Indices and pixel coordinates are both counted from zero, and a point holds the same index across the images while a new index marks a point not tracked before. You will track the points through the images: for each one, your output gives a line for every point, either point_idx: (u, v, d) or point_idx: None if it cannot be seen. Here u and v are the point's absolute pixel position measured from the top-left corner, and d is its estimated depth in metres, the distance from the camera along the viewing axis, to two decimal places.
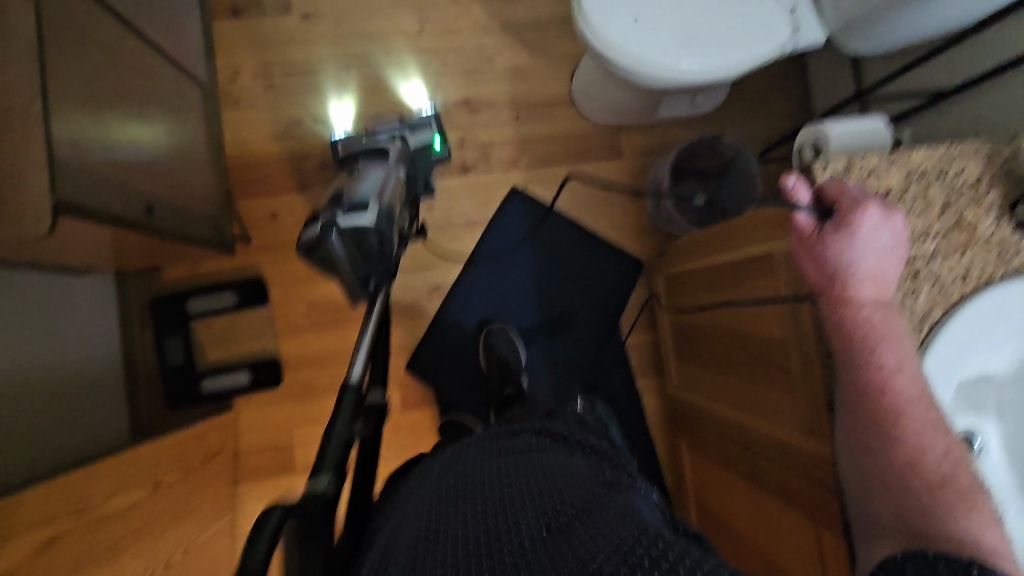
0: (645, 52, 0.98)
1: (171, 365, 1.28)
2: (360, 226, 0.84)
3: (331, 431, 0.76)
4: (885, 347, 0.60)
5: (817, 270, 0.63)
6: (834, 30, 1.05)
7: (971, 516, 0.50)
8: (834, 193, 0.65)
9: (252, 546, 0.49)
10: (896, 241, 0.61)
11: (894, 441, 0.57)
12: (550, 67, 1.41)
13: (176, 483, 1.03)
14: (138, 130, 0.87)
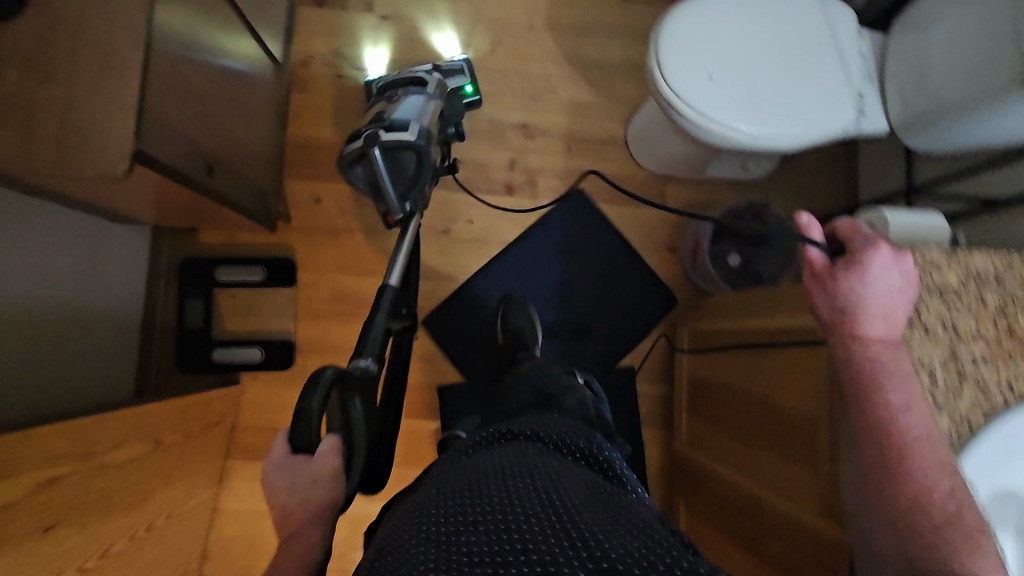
0: (713, 109, 1.00)
1: (188, 328, 1.28)
2: (399, 141, 0.95)
3: (375, 317, 0.94)
4: (893, 387, 0.61)
5: (827, 305, 0.66)
6: (897, 124, 1.08)
7: (974, 557, 0.52)
8: (847, 232, 0.69)
9: (309, 397, 0.72)
10: (907, 281, 0.63)
11: (904, 484, 0.58)
12: (610, 107, 1.44)
13: (175, 446, 1.02)
14: (217, 96, 0.89)
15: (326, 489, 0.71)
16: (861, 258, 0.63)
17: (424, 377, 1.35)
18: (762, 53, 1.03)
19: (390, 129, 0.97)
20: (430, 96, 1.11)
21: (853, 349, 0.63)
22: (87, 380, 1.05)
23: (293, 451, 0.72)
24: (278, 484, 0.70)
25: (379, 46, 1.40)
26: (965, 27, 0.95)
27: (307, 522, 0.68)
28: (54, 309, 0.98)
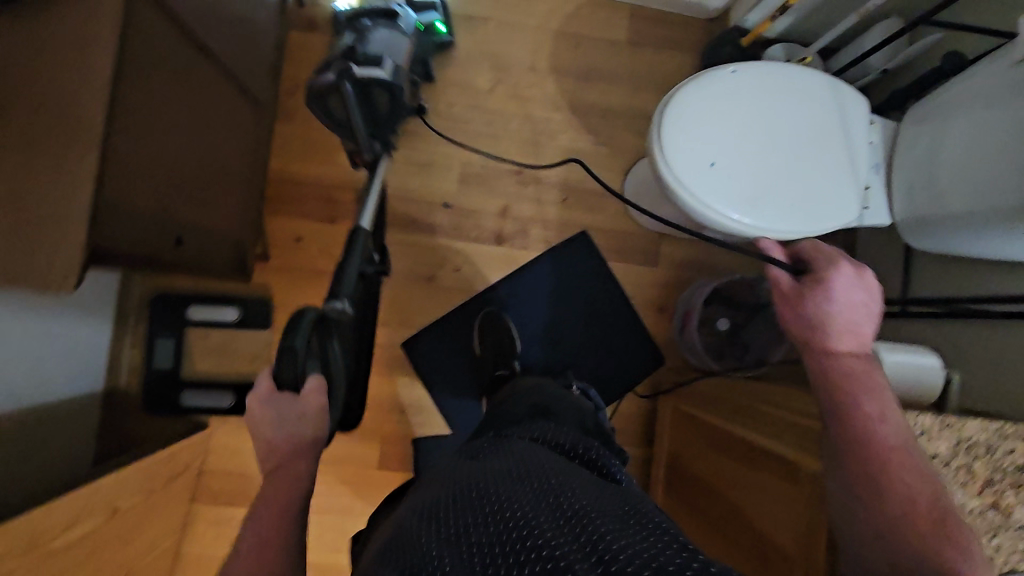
0: (715, 198, 0.96)
1: (156, 368, 1.24)
2: (375, 77, 0.95)
3: (347, 264, 0.95)
4: (867, 394, 0.65)
5: (799, 322, 0.72)
6: (901, 221, 1.05)
7: (955, 553, 0.52)
8: (810, 253, 0.75)
9: (294, 335, 0.74)
10: (868, 297, 0.70)
11: (888, 482, 0.59)
12: (610, 157, 1.39)
13: (133, 508, 0.99)
14: (187, 163, 0.84)
15: (309, 426, 0.71)
16: (825, 279, 0.70)
17: (399, 429, 1.31)
18: (770, 139, 0.99)
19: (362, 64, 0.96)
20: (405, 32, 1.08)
21: (829, 363, 0.68)
22: (51, 442, 1.01)
23: (278, 387, 0.71)
24: (262, 422, 0.70)
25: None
26: (971, 134, 0.91)
27: (293, 455, 0.69)
28: (14, 368, 0.93)
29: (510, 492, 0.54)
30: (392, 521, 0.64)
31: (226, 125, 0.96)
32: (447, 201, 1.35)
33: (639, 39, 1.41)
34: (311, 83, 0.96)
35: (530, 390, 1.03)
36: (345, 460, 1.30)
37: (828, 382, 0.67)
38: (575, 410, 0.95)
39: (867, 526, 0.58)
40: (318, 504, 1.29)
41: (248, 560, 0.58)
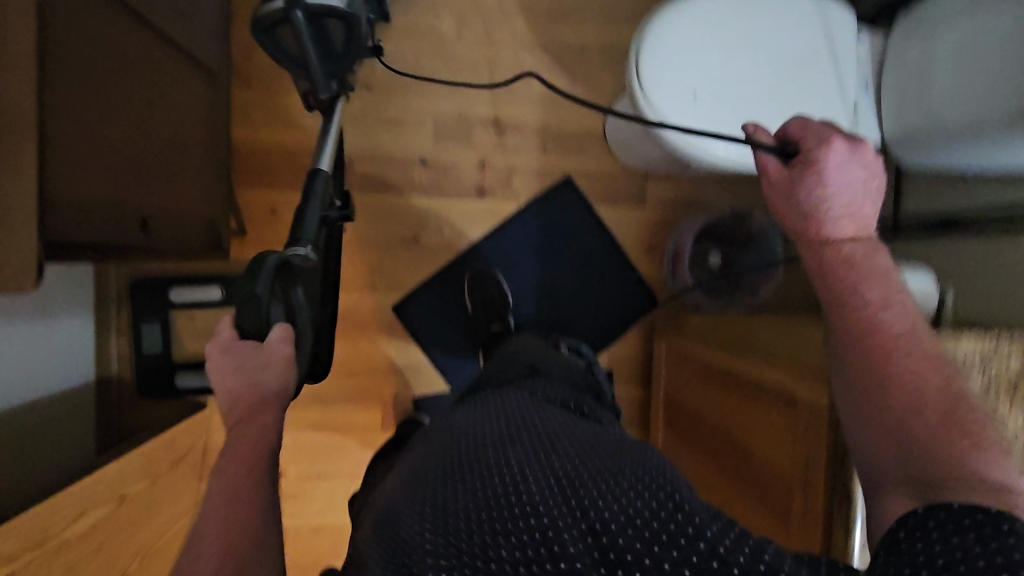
0: (697, 131, 0.92)
1: (147, 353, 1.22)
2: (329, 7, 0.82)
3: (306, 208, 0.84)
4: (870, 286, 0.60)
5: (793, 212, 0.62)
6: (891, 139, 1.01)
7: (972, 451, 0.52)
8: (796, 131, 0.64)
9: (257, 280, 0.69)
10: (868, 172, 0.60)
11: (903, 373, 0.57)
12: (588, 97, 1.33)
13: (141, 494, 1.00)
14: (139, 144, 0.79)
15: (275, 376, 0.67)
16: (816, 159, 0.59)
17: (397, 392, 1.32)
18: (751, 64, 0.94)
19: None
20: None
21: (825, 257, 0.61)
22: (51, 438, 1.00)
23: (241, 335, 0.68)
24: (222, 369, 0.66)
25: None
26: (960, 43, 0.87)
27: (256, 407, 0.66)
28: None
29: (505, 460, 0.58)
30: (398, 475, 0.71)
31: (175, 98, 0.90)
32: (423, 158, 1.30)
33: None
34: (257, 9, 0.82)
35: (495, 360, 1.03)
36: (346, 427, 1.31)
37: (827, 282, 0.61)
38: (565, 365, 0.98)
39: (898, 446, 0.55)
40: (325, 472, 1.31)
41: (220, 514, 0.59)
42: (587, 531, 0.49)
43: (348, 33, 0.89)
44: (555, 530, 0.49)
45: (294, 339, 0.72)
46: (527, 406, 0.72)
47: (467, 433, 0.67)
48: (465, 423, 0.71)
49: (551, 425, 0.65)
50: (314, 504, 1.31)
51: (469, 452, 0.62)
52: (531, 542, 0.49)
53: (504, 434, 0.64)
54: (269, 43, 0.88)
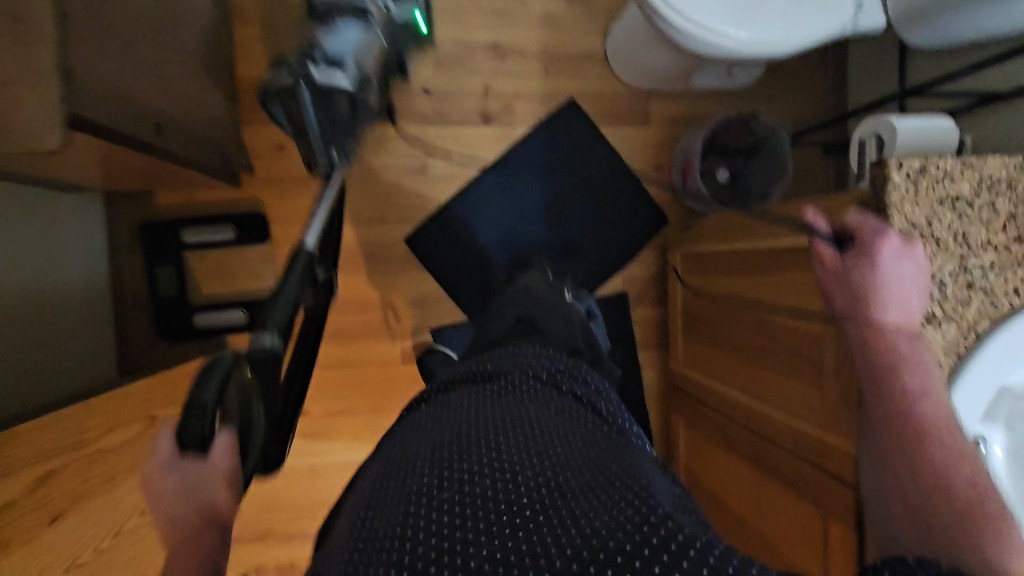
0: (703, 14, 0.92)
1: (163, 296, 1.21)
2: (333, 84, 0.84)
3: (284, 285, 0.77)
4: (909, 370, 0.61)
5: (845, 297, 0.66)
6: (896, 19, 1.01)
7: (994, 526, 0.49)
8: (856, 222, 0.66)
9: (207, 385, 0.59)
10: (918, 268, 0.63)
11: (934, 462, 0.55)
12: (585, 17, 1.33)
13: (171, 420, 1.00)
14: (149, 43, 0.78)
15: (220, 494, 0.58)
16: (875, 247, 0.63)
17: (415, 324, 1.32)
18: None
19: (320, 65, 0.85)
20: (374, 29, 0.95)
21: (868, 337, 0.64)
22: (66, 371, 0.99)
23: (181, 449, 0.58)
24: (163, 489, 0.56)
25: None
26: None
27: (198, 529, 0.56)
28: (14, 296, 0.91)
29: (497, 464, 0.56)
30: (383, 461, 0.68)
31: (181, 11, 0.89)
32: (425, 87, 1.29)
33: None
34: (263, 86, 0.84)
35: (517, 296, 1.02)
36: (367, 362, 1.31)
37: (871, 365, 0.64)
38: (564, 319, 0.95)
39: (908, 503, 0.55)
40: (348, 408, 1.31)
41: None
42: (574, 545, 0.46)
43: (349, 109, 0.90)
44: (539, 548, 0.46)
45: (244, 446, 0.63)
46: (526, 405, 0.68)
47: (451, 427, 0.64)
48: (461, 412, 0.67)
49: (550, 432, 0.62)
50: (338, 440, 1.31)
51: (458, 449, 0.59)
52: (512, 550, 0.46)
53: (498, 433, 0.61)
54: (272, 115, 0.87)
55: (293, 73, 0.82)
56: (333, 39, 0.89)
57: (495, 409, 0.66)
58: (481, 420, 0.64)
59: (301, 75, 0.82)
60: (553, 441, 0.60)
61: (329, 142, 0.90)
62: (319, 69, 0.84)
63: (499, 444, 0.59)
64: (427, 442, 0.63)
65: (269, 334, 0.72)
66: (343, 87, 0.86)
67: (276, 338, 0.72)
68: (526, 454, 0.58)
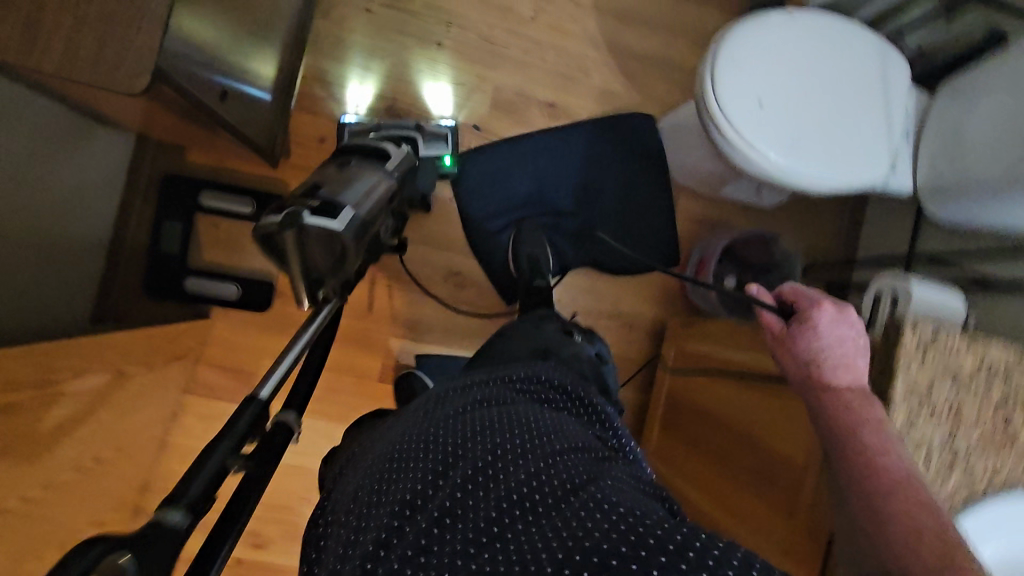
0: (756, 137, 0.97)
1: (162, 251, 1.19)
2: (327, 230, 0.68)
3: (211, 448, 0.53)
4: (867, 432, 0.64)
5: (793, 362, 0.71)
6: (922, 188, 1.09)
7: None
8: (791, 295, 0.74)
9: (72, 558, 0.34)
10: (857, 332, 0.68)
11: (895, 519, 0.56)
12: (641, 104, 1.40)
13: (135, 379, 0.96)
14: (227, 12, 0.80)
15: None
16: (811, 317, 0.69)
17: (401, 344, 1.31)
18: (814, 87, 1.01)
19: (318, 208, 0.69)
20: (385, 173, 0.85)
21: (821, 399, 0.68)
22: (51, 298, 0.95)
23: None
24: None
25: (441, 80, 1.31)
26: (997, 110, 0.97)
27: None
28: (17, 215, 0.88)
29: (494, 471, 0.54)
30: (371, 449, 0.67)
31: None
32: (476, 123, 1.33)
33: None
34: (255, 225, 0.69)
35: (522, 333, 0.99)
36: (342, 370, 1.28)
37: (829, 425, 0.66)
38: (575, 353, 0.95)
39: (873, 541, 0.57)
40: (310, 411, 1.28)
41: None
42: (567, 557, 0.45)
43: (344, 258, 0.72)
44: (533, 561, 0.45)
45: None
46: (525, 409, 0.66)
47: (447, 424, 0.62)
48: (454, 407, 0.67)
49: (549, 433, 0.61)
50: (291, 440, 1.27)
51: (453, 447, 0.58)
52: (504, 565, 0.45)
53: (495, 432, 0.59)
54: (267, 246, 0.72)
55: (284, 213, 0.67)
56: (341, 183, 0.77)
57: (490, 411, 0.65)
58: (477, 416, 0.63)
59: (291, 218, 0.66)
60: (549, 437, 0.60)
61: (319, 280, 0.74)
62: (316, 212, 0.69)
63: (493, 446, 0.57)
64: (420, 435, 0.61)
65: (181, 508, 0.46)
66: (337, 232, 0.68)
67: (189, 516, 0.46)
68: (521, 456, 0.56)
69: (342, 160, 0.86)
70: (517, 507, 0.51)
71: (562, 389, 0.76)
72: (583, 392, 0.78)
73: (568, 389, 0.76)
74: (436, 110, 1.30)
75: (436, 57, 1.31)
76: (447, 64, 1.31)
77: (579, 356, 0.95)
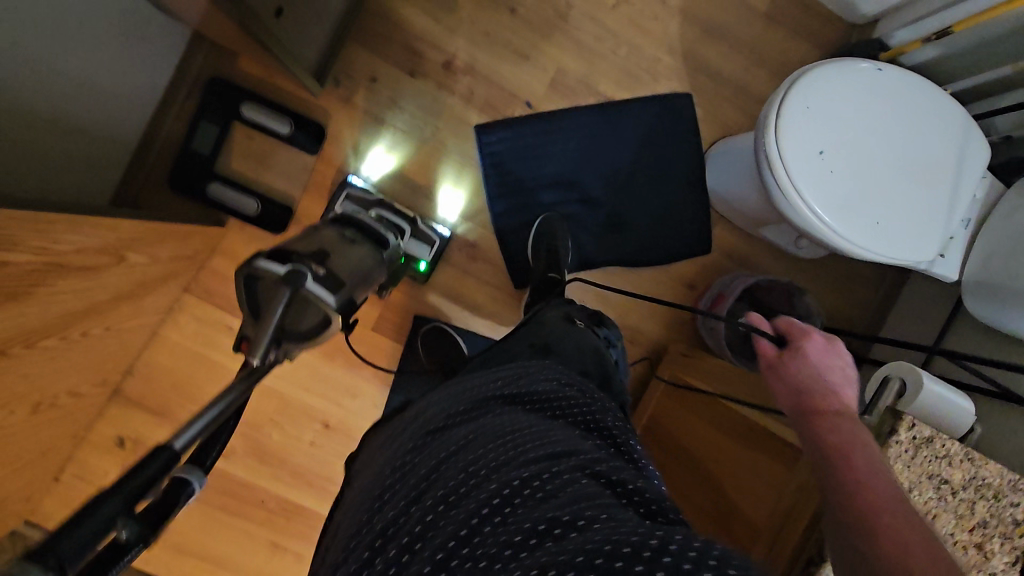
0: (807, 187, 0.93)
1: (193, 150, 1.20)
2: (320, 300, 0.78)
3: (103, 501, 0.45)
4: (852, 448, 0.61)
5: (781, 387, 0.75)
6: (969, 280, 1.04)
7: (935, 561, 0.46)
8: (784, 325, 0.81)
9: None
10: (844, 362, 0.74)
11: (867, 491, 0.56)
12: (702, 121, 1.34)
13: (134, 266, 0.98)
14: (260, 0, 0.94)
15: None
16: (800, 345, 0.75)
17: (401, 299, 1.31)
18: (881, 154, 0.95)
19: (319, 278, 0.79)
20: (377, 266, 1.00)
21: (815, 422, 0.68)
22: (81, 170, 0.97)
23: None
24: None
25: (459, 187, 1.29)
26: None
27: None
28: (75, 89, 0.89)
29: (465, 491, 0.53)
30: (372, 470, 0.67)
31: None
32: (529, 101, 1.30)
33: (778, 15, 1.34)
34: (252, 261, 0.77)
35: (523, 333, 0.93)
36: None
37: (825, 448, 0.63)
38: (581, 349, 0.89)
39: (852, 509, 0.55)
40: None
41: None
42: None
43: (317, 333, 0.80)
44: None
45: None
46: (508, 414, 0.64)
47: (428, 446, 0.62)
48: (436, 423, 0.66)
49: (528, 438, 0.58)
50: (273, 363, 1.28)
51: (425, 474, 0.57)
52: None
53: (468, 448, 0.58)
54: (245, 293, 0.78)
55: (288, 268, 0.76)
56: (343, 257, 0.92)
57: (468, 425, 0.63)
58: (455, 435, 0.62)
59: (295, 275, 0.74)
60: (525, 444, 0.57)
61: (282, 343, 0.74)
62: (315, 280, 0.78)
63: (466, 462, 0.56)
64: (403, 460, 0.62)
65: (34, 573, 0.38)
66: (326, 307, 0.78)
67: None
68: (491, 470, 0.55)
69: (343, 232, 1.00)
70: (483, 526, 0.49)
71: (555, 382, 0.72)
72: (578, 383, 0.74)
73: (559, 380, 0.72)
74: (442, 213, 1.29)
75: (467, 168, 1.29)
76: (472, 175, 1.29)
77: (582, 350, 0.88)
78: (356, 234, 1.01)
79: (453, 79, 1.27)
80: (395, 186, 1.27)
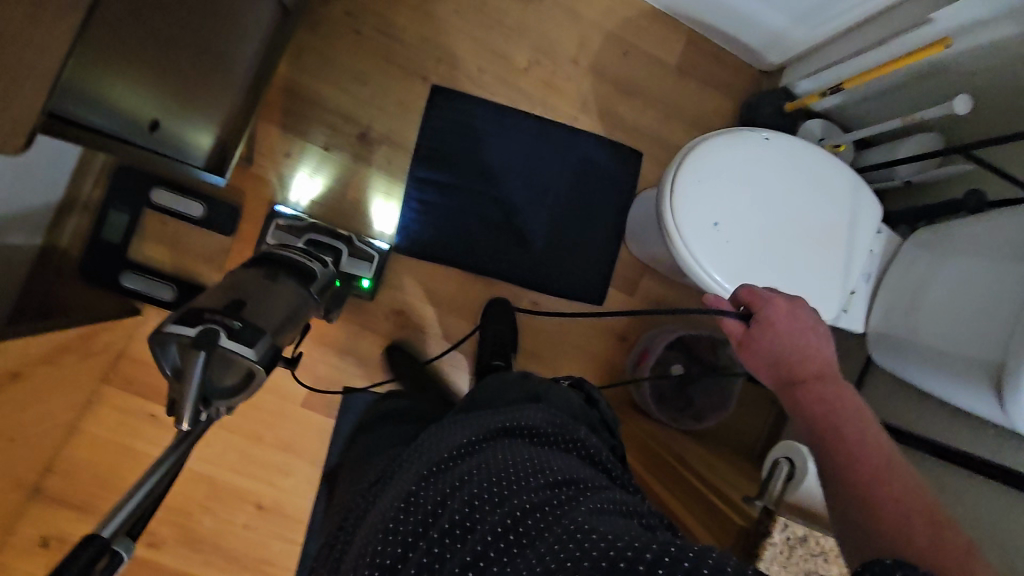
0: (709, 257, 0.94)
1: (103, 240, 1.18)
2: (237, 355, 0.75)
3: None
4: (844, 423, 0.63)
5: (760, 366, 0.72)
6: (873, 333, 1.05)
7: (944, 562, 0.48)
8: (745, 296, 0.74)
9: None
10: (808, 322, 0.71)
11: (877, 500, 0.55)
12: (622, 175, 1.35)
13: (35, 376, 0.95)
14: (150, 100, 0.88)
15: None
16: (764, 318, 0.71)
17: (333, 373, 1.29)
18: (778, 220, 0.97)
19: (234, 333, 0.77)
20: (306, 298, 0.98)
21: (801, 395, 0.68)
22: None
23: None
24: None
25: (391, 200, 1.29)
26: (948, 271, 0.93)
27: None
28: None
29: (474, 521, 0.52)
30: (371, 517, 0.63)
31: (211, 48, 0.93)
32: (449, 165, 1.30)
33: (688, 69, 1.37)
34: (162, 323, 0.75)
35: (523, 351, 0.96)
36: (267, 389, 1.27)
37: (816, 420, 0.65)
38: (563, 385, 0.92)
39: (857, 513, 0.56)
40: (227, 421, 1.27)
41: None
42: None
43: (242, 383, 0.78)
44: None
45: None
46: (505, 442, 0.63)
47: (430, 475, 0.60)
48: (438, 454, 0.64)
49: (530, 465, 0.58)
50: (204, 448, 1.26)
51: (430, 508, 0.55)
52: None
53: (472, 478, 0.57)
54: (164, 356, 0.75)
55: (200, 329, 0.73)
56: (261, 304, 0.88)
57: (467, 456, 0.61)
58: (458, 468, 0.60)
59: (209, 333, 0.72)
60: (525, 470, 0.57)
61: (206, 400, 0.72)
62: (232, 336, 0.76)
63: (468, 491, 0.55)
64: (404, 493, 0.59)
65: None
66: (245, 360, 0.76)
67: None
68: (496, 497, 0.54)
69: (270, 270, 0.98)
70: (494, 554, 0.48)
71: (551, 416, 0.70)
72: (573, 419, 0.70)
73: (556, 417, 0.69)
74: (379, 226, 1.28)
75: (399, 184, 1.29)
76: (401, 188, 1.29)
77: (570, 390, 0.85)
78: (285, 275, 0.98)
79: (369, 149, 1.27)
80: (324, 213, 1.26)
